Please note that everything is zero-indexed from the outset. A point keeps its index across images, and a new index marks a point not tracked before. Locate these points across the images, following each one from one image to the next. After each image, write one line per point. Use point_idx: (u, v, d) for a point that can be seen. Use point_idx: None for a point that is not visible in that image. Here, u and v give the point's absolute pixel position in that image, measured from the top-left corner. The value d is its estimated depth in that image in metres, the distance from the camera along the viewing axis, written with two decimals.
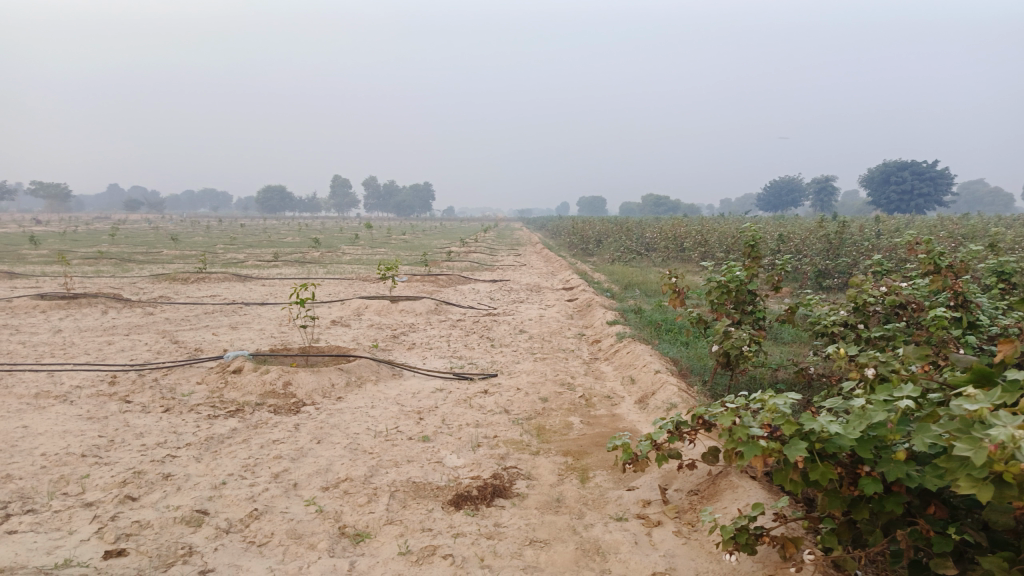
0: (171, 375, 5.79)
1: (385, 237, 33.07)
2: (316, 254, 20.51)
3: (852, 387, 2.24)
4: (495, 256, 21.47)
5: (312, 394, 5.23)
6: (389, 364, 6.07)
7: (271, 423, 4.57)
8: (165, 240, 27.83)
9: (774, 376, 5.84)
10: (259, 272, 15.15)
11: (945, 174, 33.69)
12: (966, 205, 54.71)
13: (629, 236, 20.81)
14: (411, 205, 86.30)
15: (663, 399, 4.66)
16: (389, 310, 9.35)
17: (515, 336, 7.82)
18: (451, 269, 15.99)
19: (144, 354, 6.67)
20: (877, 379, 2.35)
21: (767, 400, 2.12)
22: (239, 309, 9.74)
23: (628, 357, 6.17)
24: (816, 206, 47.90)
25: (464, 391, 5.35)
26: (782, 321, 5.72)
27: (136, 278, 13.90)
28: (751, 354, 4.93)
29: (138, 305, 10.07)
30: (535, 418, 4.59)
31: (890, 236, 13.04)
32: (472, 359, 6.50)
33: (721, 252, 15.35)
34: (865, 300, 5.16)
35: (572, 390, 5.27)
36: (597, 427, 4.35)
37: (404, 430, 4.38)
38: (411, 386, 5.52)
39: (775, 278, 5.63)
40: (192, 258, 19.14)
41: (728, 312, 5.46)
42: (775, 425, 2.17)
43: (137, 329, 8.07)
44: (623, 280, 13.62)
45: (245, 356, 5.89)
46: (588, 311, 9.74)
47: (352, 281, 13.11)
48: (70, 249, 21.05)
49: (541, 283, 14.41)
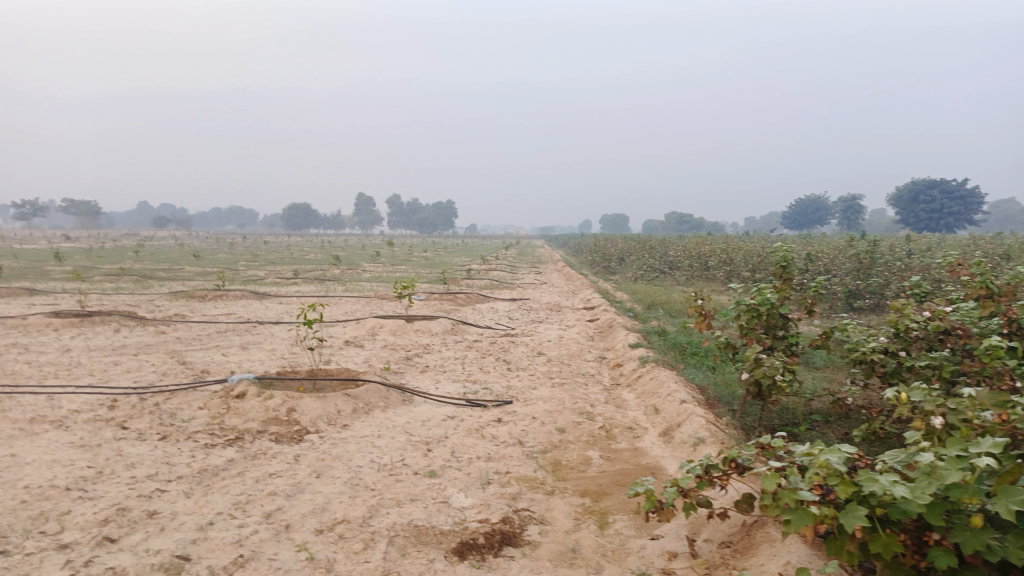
0: (173, 399, 5.56)
1: (406, 255, 33.01)
2: (336, 271, 20.42)
3: (917, 439, 1.91)
4: (516, 275, 21.21)
5: (317, 421, 4.96)
6: (400, 389, 5.79)
7: (270, 454, 4.30)
8: (187, 256, 28.09)
9: (808, 406, 5.46)
10: (278, 290, 15.02)
11: (976, 192, 32.98)
12: (997, 223, 53.63)
13: (651, 254, 20.46)
14: (433, 222, 86.58)
15: (689, 433, 4.32)
16: (405, 331, 9.10)
17: (533, 359, 7.51)
18: (471, 287, 15.73)
19: (149, 375, 6.46)
20: (944, 428, 2.01)
21: (818, 454, 1.82)
22: (252, 328, 9.54)
23: (651, 384, 5.82)
24: (842, 224, 47.13)
25: (477, 420, 5.05)
26: (816, 346, 5.36)
27: (154, 296, 13.83)
28: (785, 384, 4.58)
29: (151, 323, 9.91)
30: (551, 451, 4.28)
31: (923, 255, 12.56)
32: (487, 384, 6.21)
33: (746, 271, 14.97)
34: (907, 325, 4.80)
35: (591, 420, 4.94)
36: (618, 464, 4.03)
37: (410, 464, 4.09)
38: (422, 414, 5.23)
39: (808, 301, 5.28)
40: (213, 275, 19.10)
41: (759, 338, 5.12)
42: (829, 486, 1.85)
43: (146, 348, 7.88)
44: (646, 299, 13.28)
45: (249, 379, 5.65)
46: (609, 333, 9.42)
47: (369, 299, 12.91)
48: (95, 266, 21.14)
49: (562, 303, 14.11)
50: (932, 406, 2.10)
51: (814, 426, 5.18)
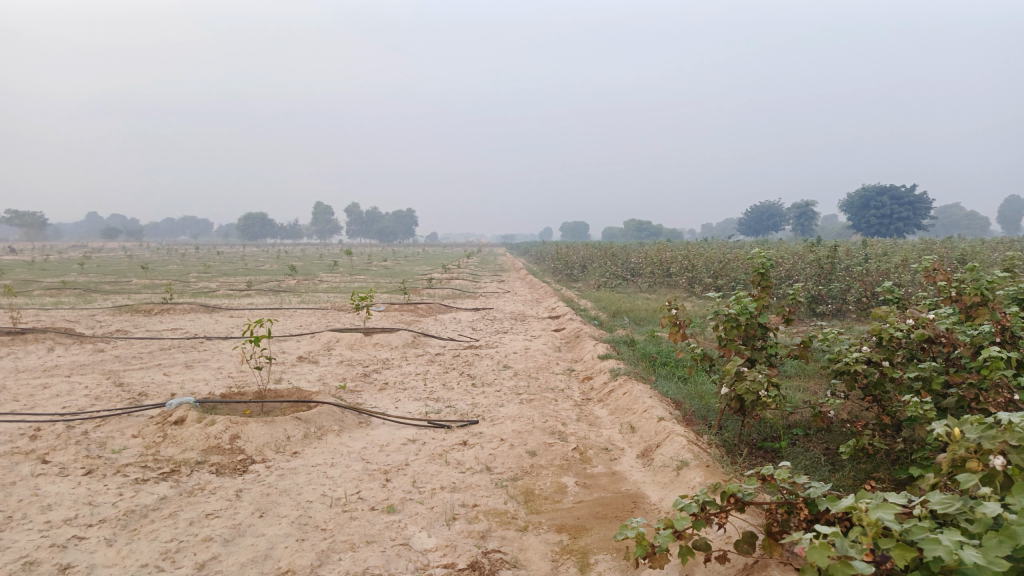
0: (105, 426, 5.04)
1: (366, 264, 32.38)
2: (291, 283, 19.73)
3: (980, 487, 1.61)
4: (478, 283, 20.88)
5: (263, 449, 4.52)
6: (356, 410, 5.37)
7: (209, 489, 3.85)
8: (136, 267, 27.02)
9: (788, 421, 5.20)
10: (230, 303, 14.37)
11: (924, 198, 33.69)
12: (944, 228, 54.98)
13: (613, 262, 20.28)
14: (393, 231, 85.68)
15: (670, 455, 3.99)
16: (363, 345, 8.64)
17: (499, 373, 7.13)
18: (432, 297, 15.32)
19: (80, 399, 5.90)
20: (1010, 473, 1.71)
21: (864, 513, 1.53)
22: (199, 345, 8.97)
23: (624, 399, 5.50)
24: (797, 230, 47.87)
25: (441, 443, 4.67)
26: (796, 356, 5.11)
27: (97, 310, 13.06)
28: (770, 400, 4.26)
29: (90, 340, 9.27)
30: (522, 478, 3.92)
31: (880, 260, 12.57)
32: (450, 402, 5.83)
33: (708, 278, 14.84)
34: (892, 334, 4.56)
35: (563, 440, 4.59)
36: (596, 491, 3.69)
37: (366, 498, 3.69)
38: (380, 438, 4.83)
39: (786, 310, 5.03)
40: (161, 288, 18.31)
41: (739, 350, 4.83)
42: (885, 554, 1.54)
43: (80, 369, 7.28)
44: (611, 306, 13.05)
45: (190, 403, 5.17)
46: (577, 343, 9.11)
47: (325, 311, 12.39)
48: (37, 280, 20.12)
49: (525, 312, 13.77)
50: (991, 446, 1.80)
51: (796, 441, 4.93)
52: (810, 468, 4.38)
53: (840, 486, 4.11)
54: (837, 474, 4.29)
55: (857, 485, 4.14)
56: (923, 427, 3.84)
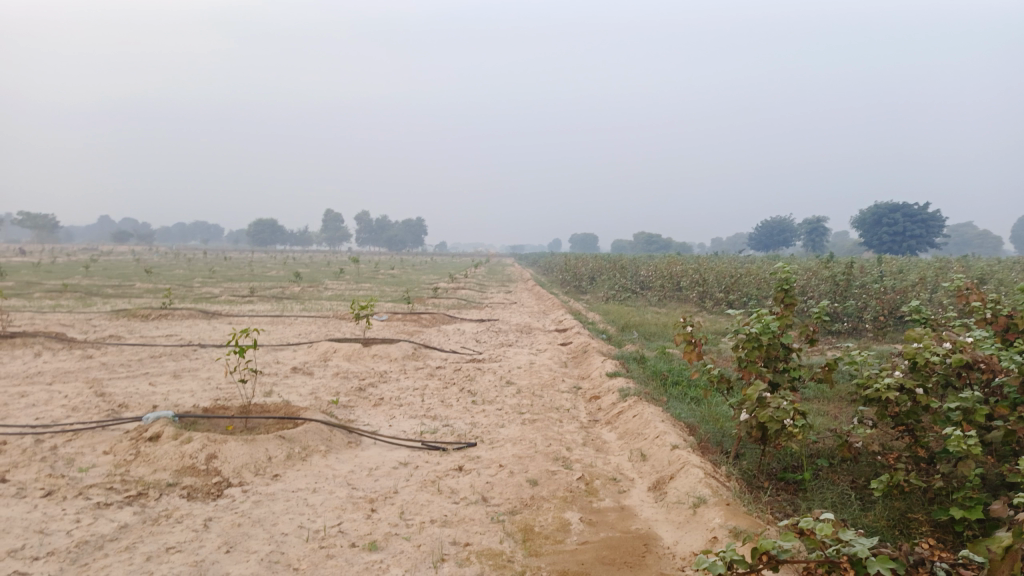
0: (76, 441, 4.70)
1: (372, 272, 32.15)
2: (295, 289, 19.40)
3: None
4: (484, 294, 20.55)
5: (242, 470, 4.17)
6: (346, 429, 5.01)
7: (176, 517, 3.50)
8: (141, 271, 26.78)
9: (811, 450, 4.81)
10: (231, 309, 14.05)
11: (937, 216, 33.16)
12: (956, 247, 54.31)
13: (622, 274, 19.89)
14: (401, 239, 85.55)
15: (685, 491, 3.61)
16: (361, 357, 8.28)
17: (502, 389, 6.77)
18: (437, 307, 14.97)
19: (56, 410, 5.56)
20: None
21: None
22: (192, 353, 8.63)
23: (635, 423, 5.12)
24: (808, 246, 47.35)
25: (434, 468, 4.30)
26: (820, 380, 4.70)
27: (94, 314, 12.74)
28: (797, 431, 3.82)
29: (80, 346, 8.95)
30: (520, 512, 3.55)
31: (896, 277, 12.14)
32: (448, 421, 5.45)
33: (720, 293, 14.45)
34: (927, 358, 4.15)
35: (568, 468, 4.22)
36: (603, 530, 3.31)
37: (347, 532, 3.32)
38: (370, 461, 4.46)
39: (810, 330, 4.66)
40: (163, 292, 18.08)
41: (761, 373, 4.42)
42: None
43: (63, 376, 6.95)
44: (620, 320, 12.65)
45: (168, 418, 4.83)
46: (584, 359, 8.73)
47: (326, 320, 12.03)
48: (39, 282, 19.88)
49: (531, 324, 13.40)
50: None
51: (820, 473, 4.53)
52: (837, 505, 3.99)
53: (871, 528, 3.72)
54: (869, 513, 3.90)
55: (890, 526, 3.74)
56: (966, 464, 3.43)
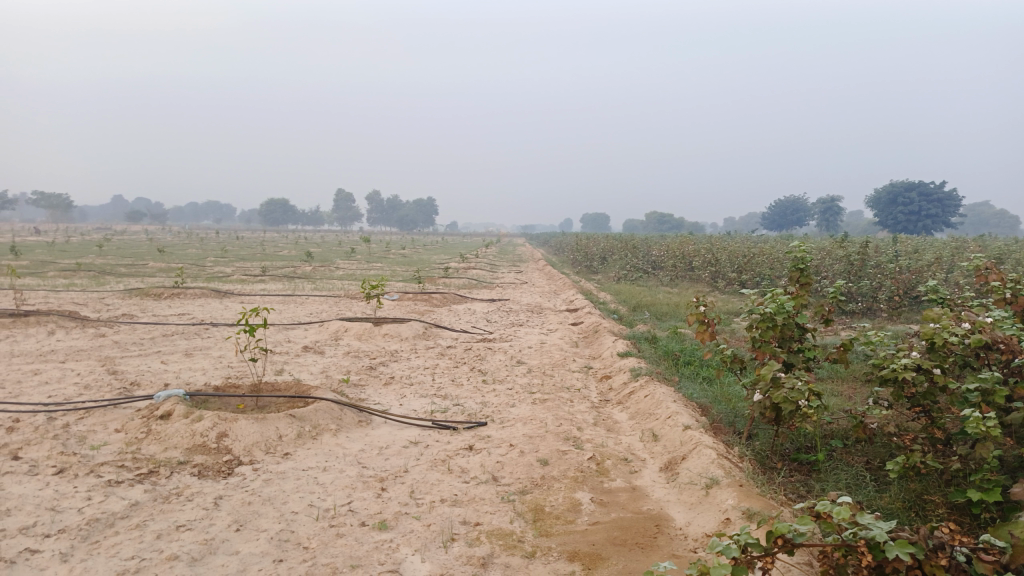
0: (88, 419, 4.72)
1: (383, 252, 32.18)
2: (307, 269, 19.43)
3: None
4: (495, 273, 20.52)
5: (252, 449, 4.18)
6: (356, 408, 5.00)
7: (186, 495, 3.50)
8: (154, 251, 26.92)
9: (825, 431, 4.76)
10: (242, 288, 14.09)
11: (953, 195, 32.73)
12: (972, 227, 53.68)
13: (634, 254, 19.78)
14: (412, 219, 85.51)
15: (697, 471, 3.57)
16: (371, 336, 8.27)
17: (513, 369, 6.75)
18: (448, 287, 14.95)
19: (69, 388, 5.58)
20: None
21: None
22: (204, 332, 8.66)
23: (646, 403, 5.09)
24: (821, 225, 46.93)
25: (445, 447, 4.29)
26: (835, 360, 4.63)
27: (107, 293, 12.80)
28: (812, 412, 3.76)
29: (93, 324, 8.99)
30: (531, 491, 3.53)
31: (912, 257, 11.99)
32: (459, 400, 5.44)
33: (732, 273, 14.34)
34: (946, 339, 4.07)
35: (579, 448, 4.19)
36: (614, 510, 3.28)
37: (357, 511, 3.31)
38: (380, 440, 4.46)
39: (825, 309, 4.59)
40: (176, 272, 18.15)
41: (775, 353, 4.36)
42: None
43: (76, 355, 6.98)
44: (631, 300, 12.59)
45: (179, 396, 4.83)
46: (595, 338, 8.69)
47: (338, 299, 12.04)
48: (54, 261, 20.01)
49: (542, 304, 13.35)
50: None
51: (834, 454, 4.49)
52: (851, 486, 3.94)
53: (886, 510, 3.67)
54: (884, 495, 3.85)
55: (906, 508, 3.69)
56: (985, 446, 3.37)
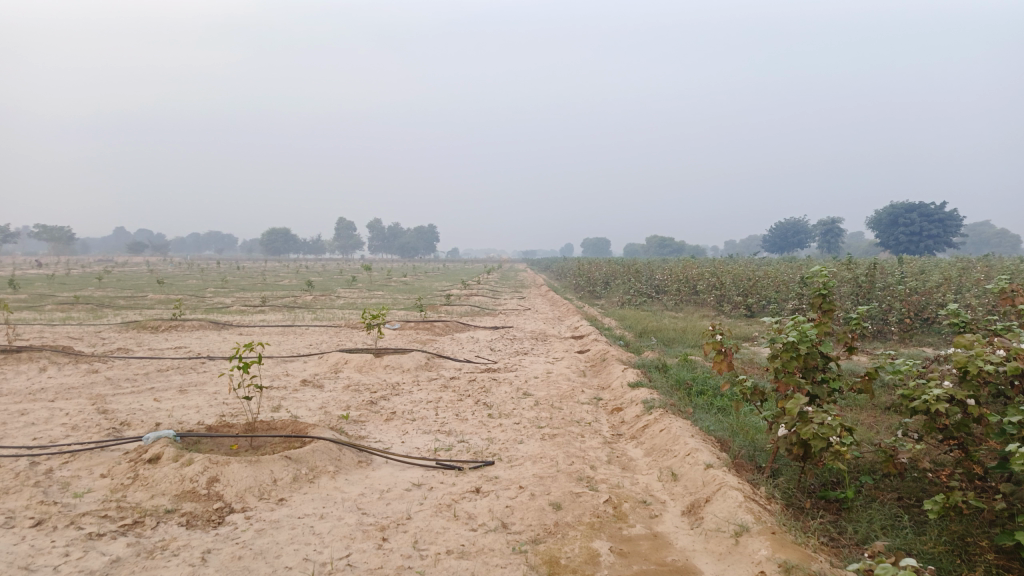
0: (72, 464, 4.46)
1: (384, 280, 32.00)
2: (307, 298, 19.21)
3: None
4: (498, 300, 20.28)
5: (245, 494, 3.92)
6: (356, 448, 4.74)
7: (173, 549, 3.25)
8: (152, 283, 26.75)
9: (853, 466, 4.49)
10: (241, 319, 13.86)
11: (955, 215, 32.56)
12: (974, 247, 53.47)
13: (637, 278, 19.57)
14: (413, 245, 85.57)
15: (724, 517, 3.31)
16: (372, 368, 8.02)
17: (519, 401, 6.49)
18: (450, 315, 14.72)
19: (55, 429, 5.33)
20: None
21: None
22: (200, 366, 8.40)
23: (662, 438, 4.83)
24: (823, 247, 46.73)
25: (450, 490, 4.03)
26: (861, 391, 4.37)
27: (103, 327, 12.57)
28: (845, 449, 3.50)
29: (86, 360, 8.74)
30: (545, 540, 3.27)
31: (921, 278, 11.75)
32: (463, 437, 5.18)
33: (738, 296, 14.09)
34: (981, 367, 3.78)
35: (593, 489, 3.93)
36: (635, 562, 3.02)
37: (356, 565, 3.05)
38: (381, 482, 4.20)
39: (848, 337, 4.34)
40: (174, 303, 17.95)
41: (800, 385, 4.11)
42: None
43: (67, 392, 6.73)
44: (637, 326, 12.32)
45: (169, 438, 4.58)
46: (603, 367, 8.43)
47: (338, 329, 11.80)
48: (53, 294, 19.86)
49: (547, 331, 13.09)
50: None
51: (864, 490, 4.21)
52: (887, 528, 3.67)
53: (928, 554, 3.39)
54: (924, 537, 3.58)
55: (949, 552, 3.42)
56: None
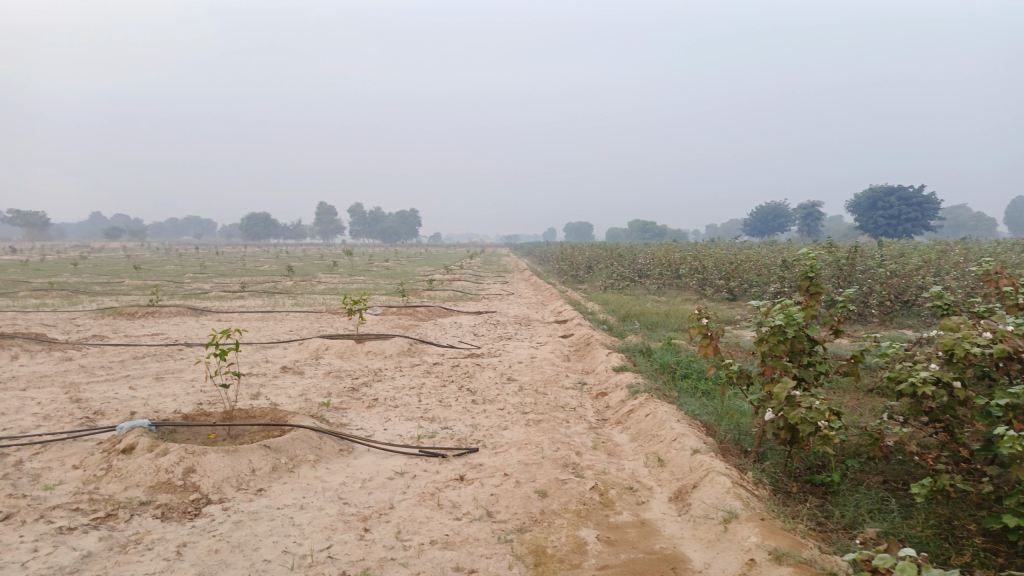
0: (43, 455, 4.33)
1: (365, 265, 31.76)
2: (288, 284, 18.99)
3: None
4: (481, 285, 20.17)
5: (222, 485, 3.82)
6: (337, 436, 4.65)
7: (147, 542, 3.14)
8: (129, 269, 26.32)
9: (839, 449, 4.47)
10: (221, 305, 13.66)
11: (933, 198, 32.81)
12: (951, 230, 54.06)
13: (620, 262, 19.54)
14: (395, 230, 85.07)
15: (712, 503, 3.27)
16: (354, 354, 7.91)
17: (503, 387, 6.42)
18: (432, 300, 14.61)
19: (27, 419, 5.18)
20: None
21: None
22: (178, 353, 8.24)
23: (648, 423, 4.78)
24: (803, 231, 47.01)
25: (433, 478, 3.95)
26: (847, 374, 4.34)
27: (79, 313, 12.33)
28: (833, 433, 3.47)
29: (60, 348, 8.54)
30: (530, 529, 3.20)
31: (901, 261, 11.79)
32: (446, 424, 5.10)
33: (720, 280, 14.09)
34: (967, 350, 3.75)
35: (579, 476, 3.87)
36: (622, 551, 2.97)
37: (337, 557, 2.97)
38: (363, 471, 4.11)
39: (834, 320, 4.29)
40: (151, 289, 17.67)
41: (787, 370, 4.07)
42: None
43: (39, 381, 6.57)
44: (620, 310, 12.28)
45: (144, 427, 4.45)
46: (587, 351, 8.37)
47: (319, 315, 11.65)
48: (27, 280, 19.50)
49: (530, 315, 13.02)
50: None
51: (850, 474, 4.19)
52: (874, 512, 3.65)
53: (916, 538, 3.37)
54: (911, 521, 3.56)
55: (937, 536, 3.40)
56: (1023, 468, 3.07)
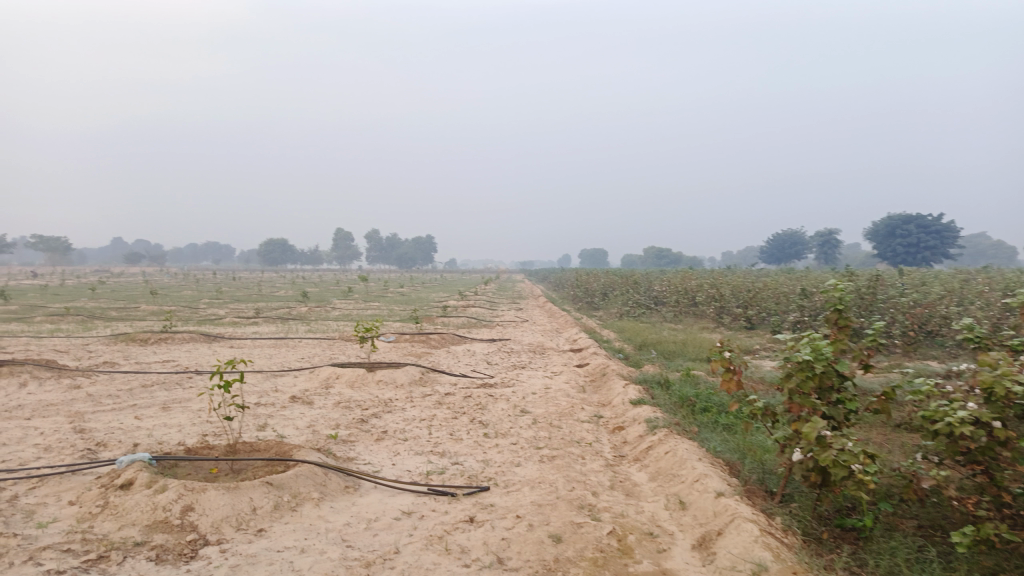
0: (40, 490, 4.18)
1: (380, 290, 31.71)
2: (301, 310, 18.90)
3: None
4: (495, 311, 20.01)
5: (221, 524, 3.65)
6: (343, 472, 4.46)
7: None
8: (145, 293, 26.43)
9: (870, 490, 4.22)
10: (234, 331, 13.56)
11: (953, 226, 32.31)
12: (971, 258, 53.34)
13: (635, 289, 19.30)
14: (411, 256, 85.50)
15: (740, 554, 3.05)
16: (364, 384, 7.74)
17: (516, 419, 6.23)
18: (445, 327, 14.45)
19: (27, 451, 5.04)
20: None
21: None
22: (187, 382, 8.11)
23: (668, 461, 4.55)
24: (820, 258, 46.53)
25: (442, 520, 3.76)
26: (877, 411, 4.10)
27: (92, 339, 12.26)
28: (868, 478, 3.25)
29: (69, 374, 8.44)
30: None
31: (925, 289, 11.48)
32: (457, 459, 4.91)
33: (737, 308, 13.82)
34: (1009, 388, 3.51)
35: (596, 519, 3.66)
36: None
37: None
38: (369, 510, 3.92)
39: (864, 354, 4.06)
40: (166, 315, 17.65)
41: (815, 407, 3.84)
42: None
43: (45, 410, 6.45)
44: (636, 338, 12.04)
45: (143, 462, 4.30)
46: (603, 382, 8.15)
47: (331, 342, 11.50)
48: (45, 305, 19.58)
49: (544, 343, 12.79)
50: None
51: (883, 518, 3.95)
52: (913, 562, 3.40)
53: None
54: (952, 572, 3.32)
55: None
56: None
